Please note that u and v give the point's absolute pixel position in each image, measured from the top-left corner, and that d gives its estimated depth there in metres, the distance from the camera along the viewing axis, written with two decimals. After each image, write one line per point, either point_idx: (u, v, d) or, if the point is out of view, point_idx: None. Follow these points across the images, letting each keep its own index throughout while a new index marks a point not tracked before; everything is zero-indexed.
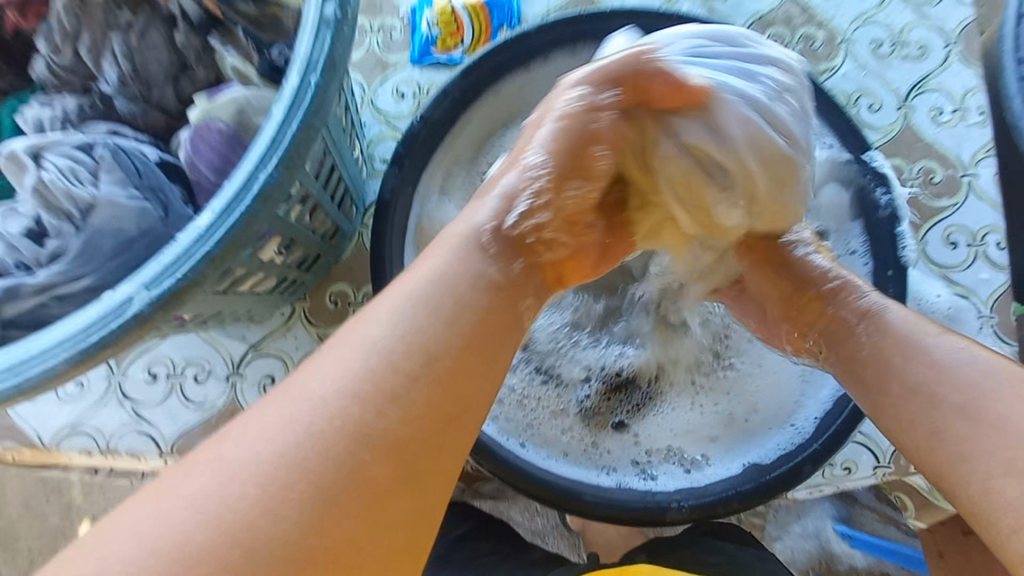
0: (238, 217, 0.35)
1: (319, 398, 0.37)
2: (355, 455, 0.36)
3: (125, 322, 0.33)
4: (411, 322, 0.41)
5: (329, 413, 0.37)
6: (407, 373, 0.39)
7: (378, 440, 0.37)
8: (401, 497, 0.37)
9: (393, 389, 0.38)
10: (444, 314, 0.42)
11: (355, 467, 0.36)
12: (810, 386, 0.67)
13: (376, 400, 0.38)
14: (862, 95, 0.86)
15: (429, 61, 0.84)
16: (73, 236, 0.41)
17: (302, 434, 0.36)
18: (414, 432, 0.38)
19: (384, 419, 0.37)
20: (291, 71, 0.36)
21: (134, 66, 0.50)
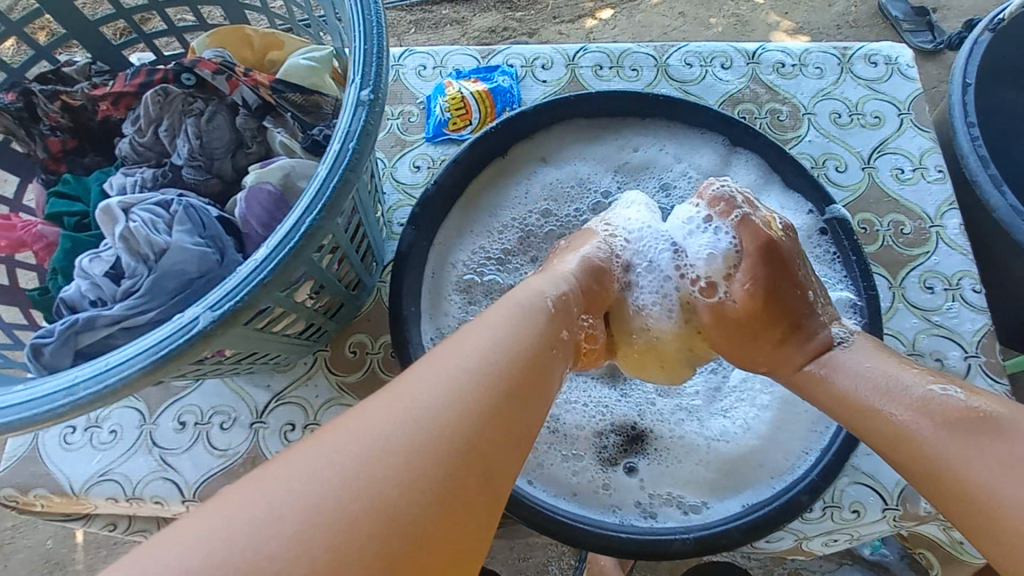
0: (287, 252, 0.42)
1: (391, 429, 0.40)
2: (416, 464, 0.38)
3: (190, 337, 0.40)
4: (479, 360, 0.47)
5: (405, 433, 0.40)
6: (475, 405, 0.43)
7: (453, 454, 0.39)
8: (461, 505, 0.38)
9: (464, 420, 0.42)
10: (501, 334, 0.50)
11: (417, 479, 0.38)
12: (821, 415, 0.67)
13: (452, 426, 0.41)
14: (829, 158, 0.95)
15: (442, 139, 0.97)
16: (146, 275, 0.49)
17: (357, 459, 0.38)
18: (475, 439, 0.41)
19: (459, 433, 0.41)
20: (333, 140, 0.46)
21: (202, 143, 0.61)
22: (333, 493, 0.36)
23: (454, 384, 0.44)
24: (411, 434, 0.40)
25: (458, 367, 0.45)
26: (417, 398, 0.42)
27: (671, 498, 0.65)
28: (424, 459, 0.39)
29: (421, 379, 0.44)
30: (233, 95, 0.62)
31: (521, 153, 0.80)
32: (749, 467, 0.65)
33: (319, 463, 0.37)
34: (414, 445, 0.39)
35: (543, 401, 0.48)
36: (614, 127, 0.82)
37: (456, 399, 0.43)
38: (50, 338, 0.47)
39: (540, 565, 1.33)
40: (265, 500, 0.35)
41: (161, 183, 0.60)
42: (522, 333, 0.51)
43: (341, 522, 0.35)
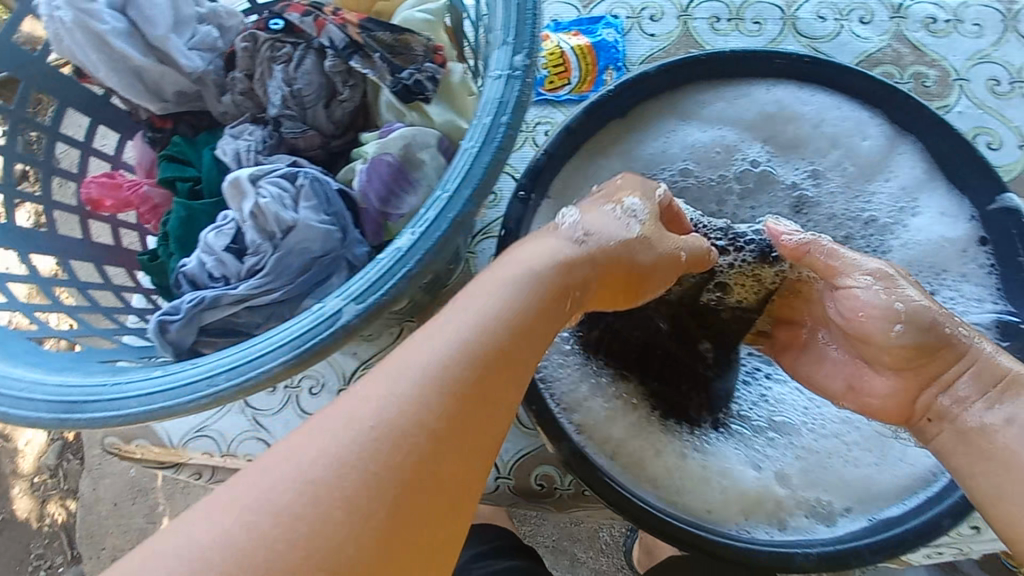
0: (434, 241, 0.38)
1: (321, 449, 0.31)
2: (300, 509, 0.30)
3: (334, 331, 0.37)
4: (411, 384, 0.34)
5: (308, 488, 0.30)
6: (428, 429, 0.33)
7: (355, 501, 0.30)
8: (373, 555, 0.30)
9: (379, 459, 0.31)
10: (524, 313, 0.40)
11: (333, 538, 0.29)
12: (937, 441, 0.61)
13: (358, 471, 0.31)
14: (981, 133, 0.83)
15: (538, 99, 0.89)
16: (270, 254, 0.46)
17: (291, 494, 0.30)
18: (384, 489, 0.31)
19: (346, 486, 0.30)
20: (482, 113, 0.40)
21: (294, 91, 0.55)
22: (328, 494, 0.30)
23: (435, 377, 0.35)
24: (371, 442, 0.32)
25: (417, 367, 0.35)
26: (378, 405, 0.33)
27: (804, 501, 0.59)
28: (371, 472, 0.31)
29: (374, 389, 0.34)
30: (320, 37, 0.55)
31: (653, 110, 0.72)
32: (867, 474, 0.60)
33: (261, 488, 0.30)
34: (363, 451, 0.31)
35: (496, 399, 0.36)
36: (749, 91, 0.72)
37: (429, 399, 0.34)
38: (177, 315, 0.46)
39: (591, 530, 1.31)
40: (256, 522, 0.29)
41: (268, 147, 0.55)
42: (470, 319, 0.38)
43: (288, 537, 0.29)
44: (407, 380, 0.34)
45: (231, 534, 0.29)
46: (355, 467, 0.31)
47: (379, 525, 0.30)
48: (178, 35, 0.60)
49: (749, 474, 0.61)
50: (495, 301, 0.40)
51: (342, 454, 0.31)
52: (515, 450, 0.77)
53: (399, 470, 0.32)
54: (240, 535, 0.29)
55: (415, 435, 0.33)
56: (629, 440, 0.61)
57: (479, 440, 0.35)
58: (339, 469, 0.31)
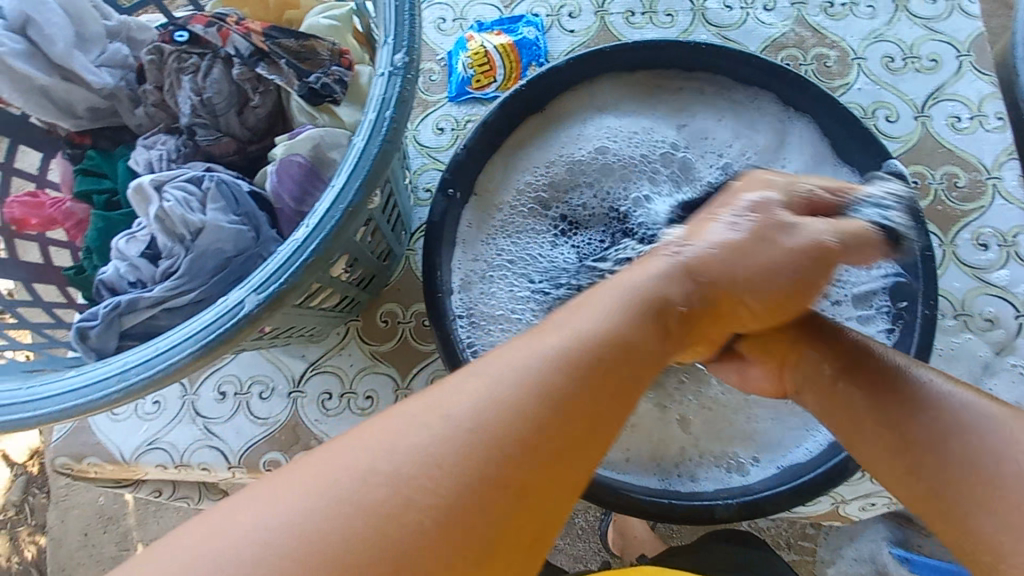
0: (330, 230, 0.41)
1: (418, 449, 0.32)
2: (363, 516, 0.29)
3: (237, 322, 0.39)
4: (505, 403, 0.34)
5: (374, 492, 0.30)
6: (519, 443, 0.32)
7: (443, 518, 0.30)
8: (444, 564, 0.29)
9: (475, 473, 0.31)
10: (617, 335, 0.39)
11: (391, 533, 0.29)
12: None
13: (439, 479, 0.31)
14: (879, 107, 0.89)
15: (466, 98, 0.92)
16: (183, 255, 0.48)
17: (357, 483, 0.30)
18: (463, 508, 0.30)
19: (430, 496, 0.30)
20: (368, 108, 0.43)
21: (204, 100, 0.58)
22: (404, 484, 0.30)
23: (548, 390, 0.35)
24: (465, 450, 0.32)
25: (515, 373, 0.35)
26: (463, 419, 0.33)
27: (717, 456, 0.64)
28: (456, 464, 0.31)
29: (467, 402, 0.34)
30: (225, 47, 0.58)
31: (566, 105, 0.77)
32: (779, 428, 0.65)
33: (319, 482, 0.30)
34: (453, 448, 0.32)
35: (603, 421, 0.36)
36: (653, 83, 0.78)
37: (527, 408, 0.34)
38: (95, 320, 0.47)
39: None
40: (318, 507, 0.29)
41: (183, 154, 0.59)
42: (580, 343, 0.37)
43: (341, 545, 0.28)
44: (495, 386, 0.35)
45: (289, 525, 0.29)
46: (418, 453, 0.31)
47: (455, 532, 0.30)
48: (84, 53, 0.62)
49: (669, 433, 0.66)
50: (570, 327, 0.39)
51: (423, 446, 0.32)
52: None
53: (473, 465, 0.31)
54: (291, 526, 0.29)
55: (512, 456, 0.32)
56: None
57: (572, 455, 0.34)
58: (430, 471, 0.31)
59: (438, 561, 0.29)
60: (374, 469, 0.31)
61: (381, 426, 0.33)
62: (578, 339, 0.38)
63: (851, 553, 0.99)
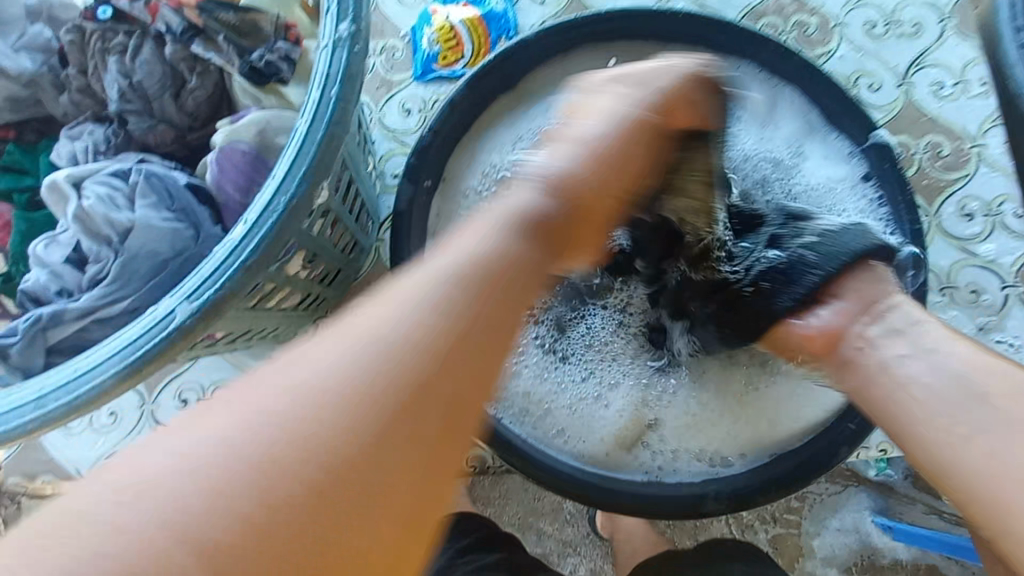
0: (271, 228, 0.36)
1: (287, 385, 0.28)
2: (227, 500, 0.24)
3: (169, 334, 0.35)
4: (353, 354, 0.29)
5: (209, 462, 0.25)
6: (379, 395, 0.28)
7: (320, 484, 0.25)
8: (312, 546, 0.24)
9: (344, 438, 0.26)
10: (516, 261, 0.35)
11: (253, 520, 0.24)
12: None
13: (322, 446, 0.26)
14: (861, 76, 0.86)
15: (433, 76, 0.86)
16: (113, 260, 0.43)
17: (245, 451, 0.25)
18: (360, 463, 0.26)
19: (325, 459, 0.26)
20: (312, 86, 0.38)
21: (135, 84, 0.52)
22: (265, 460, 0.25)
23: (399, 348, 0.29)
24: (333, 417, 0.27)
25: (391, 330, 0.30)
26: (318, 371, 0.28)
27: (705, 447, 0.62)
28: (313, 482, 0.25)
29: (318, 359, 0.29)
30: (155, 23, 0.52)
31: (539, 81, 0.72)
32: (770, 416, 0.62)
33: (181, 441, 0.26)
34: (287, 446, 0.26)
35: (461, 370, 0.30)
36: (631, 53, 0.73)
37: (401, 373, 0.29)
38: (15, 337, 0.42)
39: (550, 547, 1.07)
40: (157, 483, 0.24)
41: (114, 145, 0.53)
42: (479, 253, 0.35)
43: (218, 529, 0.24)
44: (366, 366, 0.28)
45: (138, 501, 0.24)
46: (243, 461, 0.25)
47: (329, 503, 0.25)
48: None
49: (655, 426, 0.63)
50: (432, 293, 0.32)
51: (234, 455, 0.25)
52: None
53: (327, 468, 0.26)
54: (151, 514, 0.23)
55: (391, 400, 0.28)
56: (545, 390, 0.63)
57: (439, 451, 0.29)
58: (253, 445, 0.25)
59: (305, 546, 0.24)
60: (188, 495, 0.24)
61: (182, 422, 0.27)
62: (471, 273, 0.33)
63: (836, 524, 0.94)
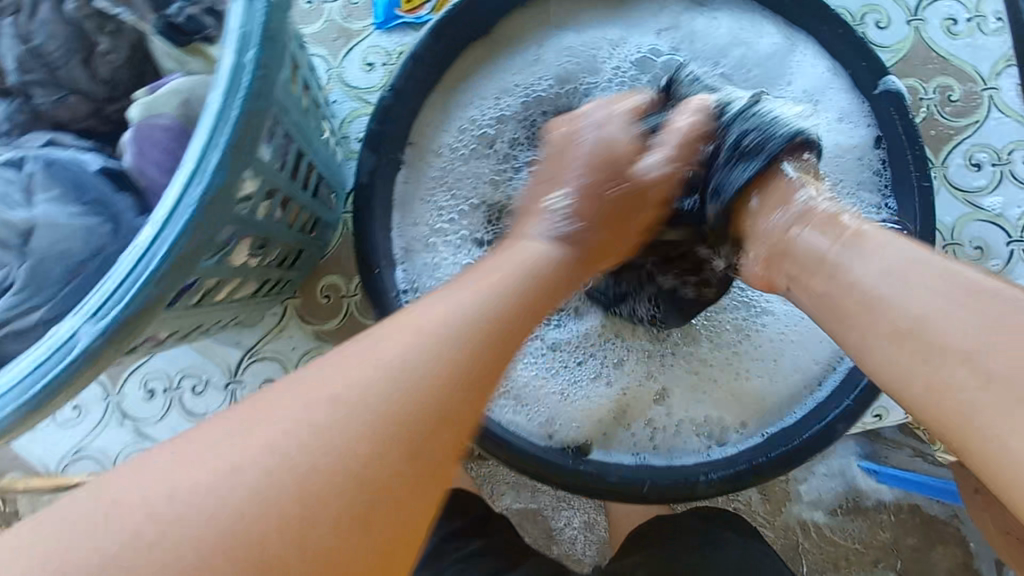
0: (186, 226, 0.31)
1: (286, 429, 0.29)
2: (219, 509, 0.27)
3: (75, 359, 0.29)
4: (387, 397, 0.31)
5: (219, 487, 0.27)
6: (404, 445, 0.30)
7: (294, 530, 0.27)
8: None
9: (334, 481, 0.29)
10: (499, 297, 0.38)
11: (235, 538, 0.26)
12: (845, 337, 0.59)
13: (311, 487, 0.28)
14: (869, 12, 0.78)
15: (395, 24, 0.77)
16: (18, 266, 0.37)
17: (212, 497, 0.27)
18: (336, 509, 0.28)
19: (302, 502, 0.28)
20: (224, 50, 0.32)
21: (35, 50, 0.45)
22: (240, 495, 0.27)
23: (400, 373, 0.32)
24: (336, 455, 0.29)
25: (401, 354, 0.33)
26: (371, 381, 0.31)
27: (695, 424, 0.60)
28: (286, 494, 0.28)
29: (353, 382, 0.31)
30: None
31: (513, 29, 0.64)
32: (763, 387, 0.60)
33: (187, 461, 0.28)
34: (304, 463, 0.29)
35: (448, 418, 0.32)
36: None
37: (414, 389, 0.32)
38: None
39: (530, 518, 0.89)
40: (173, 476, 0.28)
41: (20, 123, 0.46)
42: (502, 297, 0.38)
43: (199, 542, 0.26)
44: (379, 366, 0.32)
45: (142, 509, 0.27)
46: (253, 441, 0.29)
47: (324, 537, 0.28)
48: None
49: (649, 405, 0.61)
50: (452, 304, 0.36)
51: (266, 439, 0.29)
52: None
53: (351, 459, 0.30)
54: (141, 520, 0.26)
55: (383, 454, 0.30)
56: (535, 371, 0.60)
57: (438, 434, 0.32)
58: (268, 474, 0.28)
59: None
60: (233, 477, 0.28)
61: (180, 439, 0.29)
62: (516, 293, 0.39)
63: (822, 469, 0.89)
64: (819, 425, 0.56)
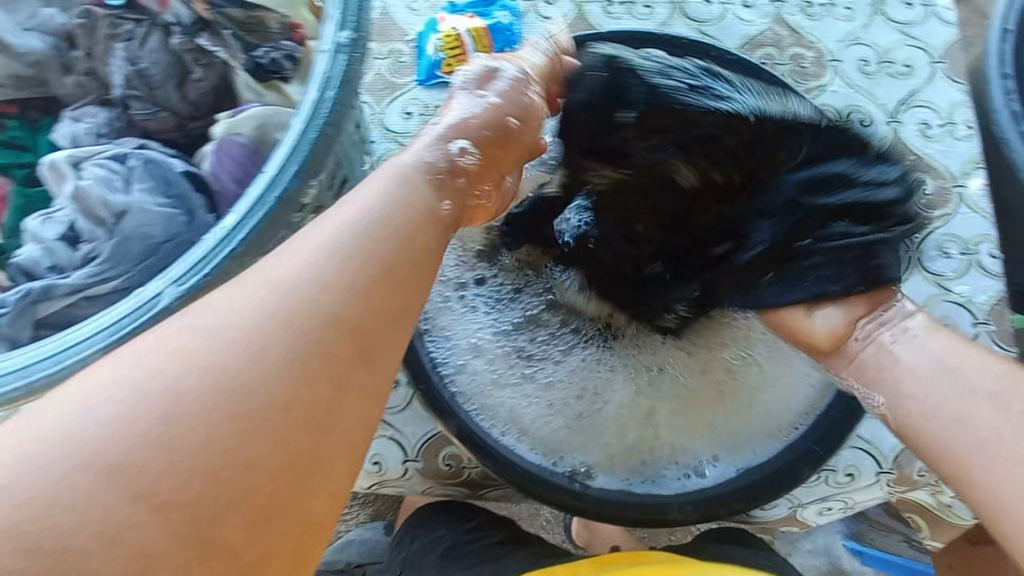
0: (260, 219, 0.38)
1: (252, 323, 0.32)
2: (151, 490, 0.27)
3: (153, 315, 0.36)
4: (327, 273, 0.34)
5: (162, 424, 0.28)
6: (343, 342, 0.33)
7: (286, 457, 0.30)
8: (263, 524, 0.28)
9: (300, 400, 0.31)
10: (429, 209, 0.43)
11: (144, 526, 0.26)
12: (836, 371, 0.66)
13: (257, 412, 0.29)
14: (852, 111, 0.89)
15: (436, 82, 0.88)
16: (106, 240, 0.45)
17: (169, 413, 0.28)
18: (299, 406, 0.31)
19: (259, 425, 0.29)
20: (310, 87, 0.40)
21: (139, 70, 0.54)
22: (183, 425, 0.28)
23: (379, 274, 0.36)
24: (260, 371, 0.30)
25: (320, 255, 0.35)
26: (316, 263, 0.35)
27: (675, 461, 0.64)
28: (227, 440, 0.29)
29: (313, 246, 0.36)
30: (166, 14, 0.55)
31: None
32: (745, 425, 0.66)
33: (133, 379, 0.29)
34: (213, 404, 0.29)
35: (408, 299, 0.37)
36: None
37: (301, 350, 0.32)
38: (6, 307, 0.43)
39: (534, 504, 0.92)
40: (149, 407, 0.28)
41: (115, 128, 0.55)
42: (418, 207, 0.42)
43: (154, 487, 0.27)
44: (348, 257, 0.36)
45: (112, 436, 0.27)
46: (180, 411, 0.28)
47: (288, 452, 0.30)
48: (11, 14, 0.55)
49: (639, 437, 0.65)
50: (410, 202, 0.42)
51: (156, 422, 0.28)
52: (423, 433, 0.75)
53: (240, 458, 0.28)
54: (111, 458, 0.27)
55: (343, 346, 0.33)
56: (529, 413, 0.65)
57: (412, 290, 0.38)
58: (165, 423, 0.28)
59: (230, 522, 0.28)
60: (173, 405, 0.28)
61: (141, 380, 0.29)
62: (391, 227, 0.39)
63: (809, 546, 0.93)
64: (786, 467, 0.62)
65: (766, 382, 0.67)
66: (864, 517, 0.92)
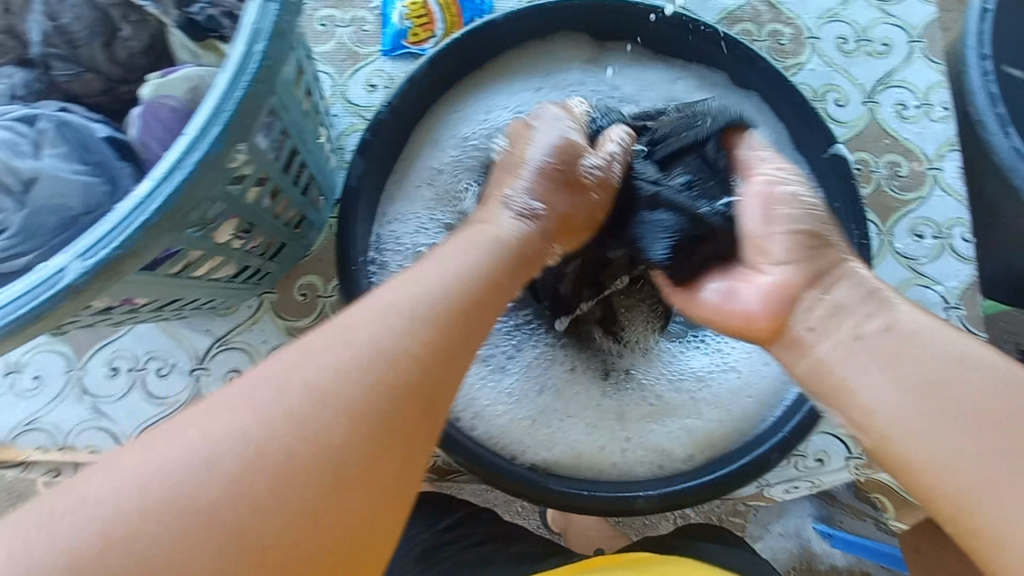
0: (178, 186, 0.34)
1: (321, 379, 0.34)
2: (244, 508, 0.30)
3: (57, 293, 0.33)
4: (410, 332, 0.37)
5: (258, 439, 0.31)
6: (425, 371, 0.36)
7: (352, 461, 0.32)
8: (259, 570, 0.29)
9: (351, 423, 0.33)
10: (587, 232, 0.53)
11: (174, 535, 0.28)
12: None
13: (340, 416, 0.33)
14: (829, 90, 0.87)
15: (401, 53, 0.83)
16: (14, 212, 0.40)
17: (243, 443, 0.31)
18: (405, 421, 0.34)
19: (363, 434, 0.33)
20: (236, 40, 0.36)
21: (61, 26, 0.49)
22: (272, 459, 0.31)
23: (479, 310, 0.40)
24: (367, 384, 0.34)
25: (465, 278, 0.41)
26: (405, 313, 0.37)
27: (641, 451, 0.63)
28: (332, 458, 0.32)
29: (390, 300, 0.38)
30: None
31: (506, 67, 0.70)
32: (701, 417, 0.64)
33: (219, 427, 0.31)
34: (312, 436, 0.32)
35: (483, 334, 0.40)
36: (600, 48, 0.72)
37: (393, 372, 0.35)
38: None
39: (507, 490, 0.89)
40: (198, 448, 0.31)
41: (36, 90, 0.50)
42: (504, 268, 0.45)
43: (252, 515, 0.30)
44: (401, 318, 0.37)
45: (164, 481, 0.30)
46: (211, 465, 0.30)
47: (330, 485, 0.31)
48: None
49: (603, 427, 0.64)
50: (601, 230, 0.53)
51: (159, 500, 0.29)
52: None
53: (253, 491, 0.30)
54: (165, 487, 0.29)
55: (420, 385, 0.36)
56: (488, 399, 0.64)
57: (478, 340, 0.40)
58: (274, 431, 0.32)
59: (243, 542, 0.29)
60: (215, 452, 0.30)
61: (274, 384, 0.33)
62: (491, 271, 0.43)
63: (778, 529, 0.93)
64: (754, 454, 0.61)
65: (746, 388, 0.65)
66: (833, 501, 0.91)
